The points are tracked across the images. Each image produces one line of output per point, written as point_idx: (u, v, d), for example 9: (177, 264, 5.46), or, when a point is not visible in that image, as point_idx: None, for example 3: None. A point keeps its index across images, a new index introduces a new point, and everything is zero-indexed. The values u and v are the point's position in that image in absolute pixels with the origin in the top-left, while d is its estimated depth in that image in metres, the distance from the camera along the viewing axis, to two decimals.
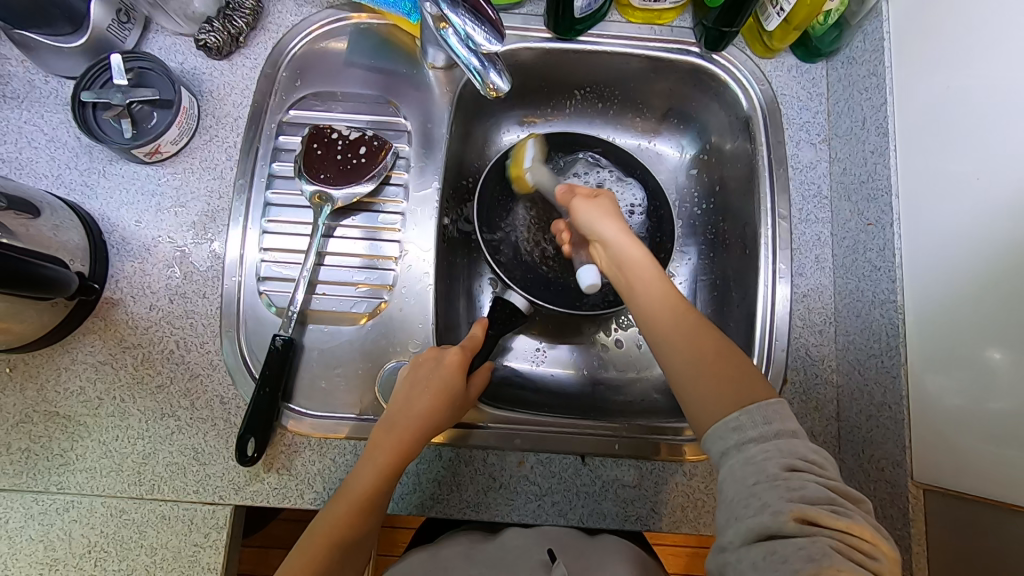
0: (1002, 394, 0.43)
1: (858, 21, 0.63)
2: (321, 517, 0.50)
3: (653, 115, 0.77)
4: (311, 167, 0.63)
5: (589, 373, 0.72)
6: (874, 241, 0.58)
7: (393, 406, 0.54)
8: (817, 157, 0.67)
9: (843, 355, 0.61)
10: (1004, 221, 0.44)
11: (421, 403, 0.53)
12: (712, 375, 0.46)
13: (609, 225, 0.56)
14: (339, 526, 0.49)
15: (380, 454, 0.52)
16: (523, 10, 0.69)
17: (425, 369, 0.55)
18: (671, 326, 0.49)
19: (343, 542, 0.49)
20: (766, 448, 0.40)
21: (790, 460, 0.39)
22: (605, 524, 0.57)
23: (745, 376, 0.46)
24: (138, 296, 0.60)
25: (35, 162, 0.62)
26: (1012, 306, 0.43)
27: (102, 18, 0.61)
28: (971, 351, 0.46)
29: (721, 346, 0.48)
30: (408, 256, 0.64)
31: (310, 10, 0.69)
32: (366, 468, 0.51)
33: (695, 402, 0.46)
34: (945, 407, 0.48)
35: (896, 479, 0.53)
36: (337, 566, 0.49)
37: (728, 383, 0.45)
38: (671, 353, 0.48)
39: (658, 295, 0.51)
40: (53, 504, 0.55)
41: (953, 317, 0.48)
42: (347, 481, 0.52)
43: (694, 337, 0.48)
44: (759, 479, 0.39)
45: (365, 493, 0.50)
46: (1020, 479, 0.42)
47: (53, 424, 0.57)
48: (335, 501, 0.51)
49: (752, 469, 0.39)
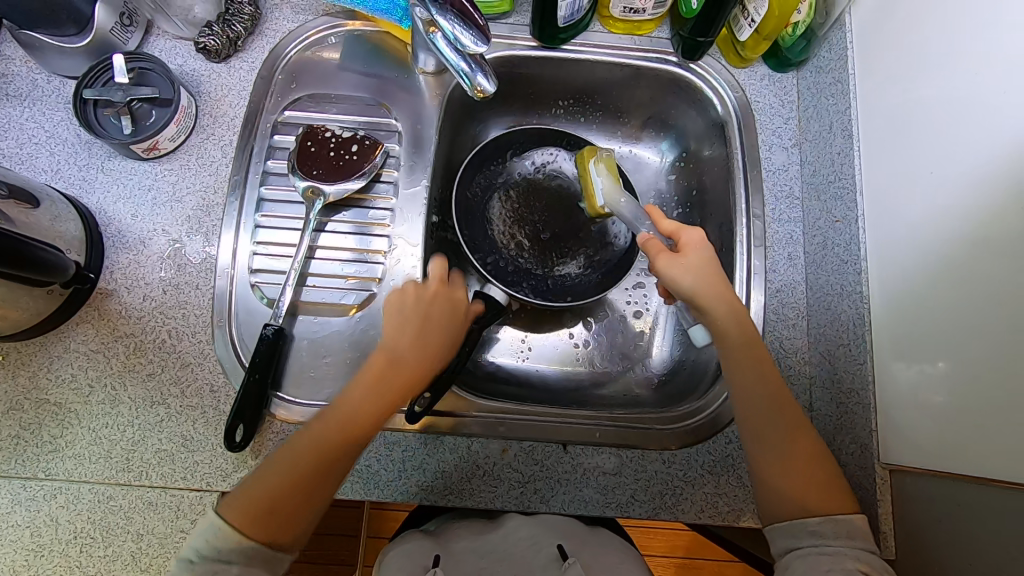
0: (975, 376, 0.44)
1: (825, 32, 0.67)
2: (308, 430, 0.51)
3: (634, 122, 0.81)
4: (304, 164, 0.65)
5: (572, 369, 0.74)
6: (842, 236, 0.61)
7: (392, 331, 0.58)
8: (788, 160, 0.71)
9: (815, 347, 0.63)
10: (964, 209, 0.47)
11: (432, 346, 0.58)
12: (800, 479, 0.49)
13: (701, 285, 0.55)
14: (336, 438, 0.50)
15: (380, 388, 0.53)
16: (510, 20, 0.72)
17: (440, 313, 0.60)
18: (772, 413, 0.51)
19: (337, 454, 0.50)
20: (844, 548, 0.45)
21: (864, 564, 0.44)
22: (585, 510, 0.59)
23: (834, 485, 0.49)
24: (132, 286, 0.62)
25: (36, 158, 0.64)
26: (976, 295, 0.45)
27: (106, 21, 0.63)
28: (945, 342, 0.48)
29: (815, 446, 0.50)
30: (396, 251, 0.67)
31: (307, 17, 0.72)
32: (364, 391, 0.53)
33: (771, 486, 0.50)
34: (926, 402, 0.49)
35: (864, 462, 0.55)
36: (309, 488, 0.49)
37: (820, 487, 0.48)
38: (758, 430, 0.52)
39: (764, 380, 0.52)
40: (41, 490, 0.56)
41: (927, 304, 0.50)
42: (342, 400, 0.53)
43: (793, 427, 0.51)
44: (834, 568, 0.44)
45: (357, 418, 0.52)
46: (979, 454, 0.44)
47: (44, 411, 0.58)
48: (328, 417, 0.51)
49: (828, 559, 0.45)
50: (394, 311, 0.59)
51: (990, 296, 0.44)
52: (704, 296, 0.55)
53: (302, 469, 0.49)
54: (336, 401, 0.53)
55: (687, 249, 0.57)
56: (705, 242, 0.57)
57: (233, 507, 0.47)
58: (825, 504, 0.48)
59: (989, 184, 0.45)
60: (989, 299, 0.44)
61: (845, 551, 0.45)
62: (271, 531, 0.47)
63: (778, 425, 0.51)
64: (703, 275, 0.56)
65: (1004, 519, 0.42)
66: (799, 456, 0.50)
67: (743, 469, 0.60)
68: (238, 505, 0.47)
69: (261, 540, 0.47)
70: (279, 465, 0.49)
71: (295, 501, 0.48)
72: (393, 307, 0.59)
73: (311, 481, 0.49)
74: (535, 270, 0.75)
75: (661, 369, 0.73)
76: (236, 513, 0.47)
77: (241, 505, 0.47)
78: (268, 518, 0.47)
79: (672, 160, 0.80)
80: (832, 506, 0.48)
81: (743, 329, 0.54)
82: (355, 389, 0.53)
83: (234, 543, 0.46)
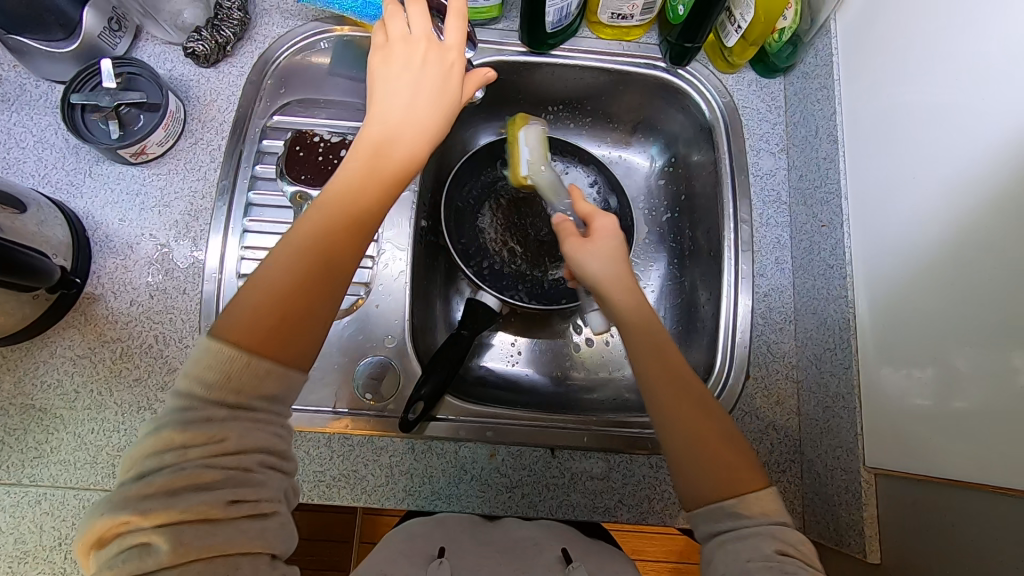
0: (962, 381, 0.44)
1: (811, 38, 0.68)
2: (301, 231, 0.45)
3: (624, 127, 0.81)
4: (293, 168, 0.65)
5: (562, 374, 0.73)
6: (828, 241, 0.61)
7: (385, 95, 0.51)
8: (776, 165, 0.71)
9: (802, 351, 0.64)
10: (950, 213, 0.47)
11: (428, 93, 0.51)
12: (705, 461, 0.46)
13: (604, 268, 0.56)
14: (335, 218, 0.46)
15: (373, 165, 0.48)
16: (499, 26, 0.72)
17: (436, 60, 0.51)
18: (670, 393, 0.49)
19: (348, 240, 0.46)
20: (759, 529, 0.42)
21: (782, 544, 0.41)
22: (573, 515, 0.59)
23: (744, 463, 0.46)
24: (119, 291, 0.62)
25: (23, 162, 0.64)
26: (960, 301, 0.45)
27: (94, 26, 0.64)
28: (932, 350, 0.47)
29: (722, 425, 0.48)
30: (385, 256, 0.67)
31: (296, 23, 0.71)
32: (366, 152, 0.49)
33: (688, 476, 0.46)
34: (914, 407, 0.48)
35: (850, 466, 0.55)
36: (315, 288, 0.43)
37: (734, 467, 0.45)
38: (668, 416, 0.48)
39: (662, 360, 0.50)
40: (25, 497, 0.55)
41: (914, 309, 0.50)
42: (347, 171, 0.48)
43: (703, 408, 0.48)
44: (752, 557, 0.41)
45: (350, 201, 0.47)
46: (959, 457, 0.44)
47: (29, 417, 0.57)
48: (329, 198, 0.47)
49: (746, 546, 0.41)
50: (384, 51, 0.51)
51: (976, 300, 0.44)
52: (610, 283, 0.55)
53: (311, 244, 0.44)
54: (334, 184, 0.48)
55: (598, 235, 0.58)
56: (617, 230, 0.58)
57: (224, 340, 0.40)
58: (741, 486, 0.44)
59: (974, 189, 0.45)
60: (974, 306, 0.44)
61: (761, 534, 0.42)
62: (279, 356, 0.41)
63: (687, 409, 0.48)
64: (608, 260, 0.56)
65: (983, 522, 0.42)
66: (710, 439, 0.47)
67: None
68: (228, 334, 0.40)
69: (272, 366, 0.40)
70: (273, 284, 0.43)
71: (312, 265, 0.44)
72: (385, 79, 0.51)
73: (321, 246, 0.44)
74: (527, 274, 0.75)
75: None
76: (230, 341, 0.40)
77: (235, 334, 0.41)
78: (275, 344, 0.41)
79: (661, 165, 0.81)
80: (747, 485, 0.45)
81: (644, 317, 0.53)
82: (359, 150, 0.49)
83: (224, 373, 0.39)
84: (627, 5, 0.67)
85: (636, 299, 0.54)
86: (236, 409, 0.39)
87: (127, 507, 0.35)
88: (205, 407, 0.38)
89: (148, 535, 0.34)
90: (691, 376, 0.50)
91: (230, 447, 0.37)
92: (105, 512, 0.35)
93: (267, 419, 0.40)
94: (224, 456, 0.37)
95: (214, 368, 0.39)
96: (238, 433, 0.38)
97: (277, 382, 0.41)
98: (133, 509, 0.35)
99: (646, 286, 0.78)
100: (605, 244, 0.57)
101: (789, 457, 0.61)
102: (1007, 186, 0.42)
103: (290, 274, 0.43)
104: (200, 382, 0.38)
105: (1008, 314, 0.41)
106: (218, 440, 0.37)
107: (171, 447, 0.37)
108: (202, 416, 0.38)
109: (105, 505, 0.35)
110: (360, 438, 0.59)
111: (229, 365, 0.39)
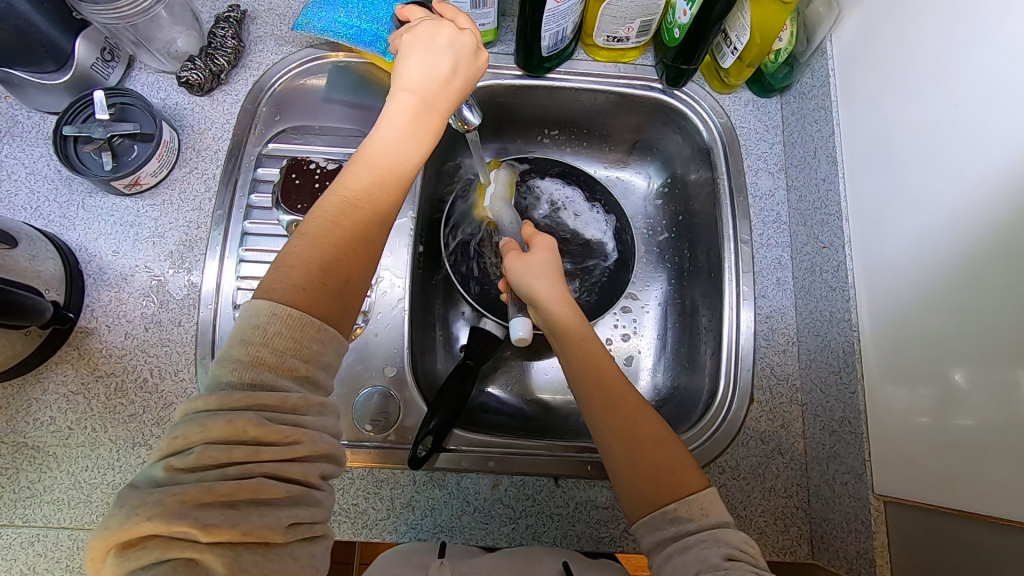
0: (966, 400, 0.44)
1: (807, 58, 0.68)
2: (336, 199, 0.45)
3: (621, 147, 0.81)
4: (288, 198, 0.64)
5: (562, 399, 0.72)
6: (829, 263, 0.61)
7: (414, 56, 0.49)
8: (775, 185, 0.71)
9: (806, 372, 0.63)
10: (954, 237, 0.46)
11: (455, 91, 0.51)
12: (643, 469, 0.47)
13: (544, 284, 0.59)
14: (376, 175, 0.47)
15: (407, 130, 0.49)
16: (495, 49, 0.72)
17: (466, 63, 0.51)
18: (607, 406, 0.50)
19: (380, 220, 0.46)
20: (703, 537, 0.42)
21: (731, 551, 0.41)
22: (578, 546, 0.57)
23: (682, 467, 0.47)
24: (113, 324, 0.61)
25: (15, 195, 0.63)
26: (967, 324, 0.44)
27: (86, 56, 0.63)
28: (936, 372, 0.47)
29: (659, 430, 0.49)
30: (383, 283, 0.66)
31: (290, 49, 0.71)
32: (404, 141, 0.49)
33: (628, 488, 0.47)
34: (917, 426, 0.48)
35: (859, 493, 0.54)
36: (362, 238, 0.45)
37: (668, 472, 0.46)
38: (603, 428, 0.50)
39: (596, 371, 0.53)
40: (18, 539, 0.54)
41: (917, 325, 0.49)
42: (376, 150, 0.48)
43: (639, 415, 0.50)
44: (701, 568, 0.40)
45: (391, 163, 0.48)
46: (966, 485, 0.43)
47: (21, 455, 0.56)
48: (368, 175, 0.46)
49: (693, 559, 0.41)
50: (425, 39, 0.49)
51: (982, 325, 0.43)
52: (546, 297, 0.58)
53: (352, 221, 0.44)
54: (364, 155, 0.47)
55: (537, 250, 0.62)
56: (553, 248, 0.63)
57: (279, 300, 0.40)
58: (674, 491, 0.45)
59: (978, 209, 0.44)
60: (980, 328, 0.43)
61: (706, 542, 0.42)
62: (327, 313, 0.41)
63: (623, 417, 0.49)
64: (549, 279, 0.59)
65: (990, 558, 0.41)
66: (644, 447, 0.48)
67: (737, 498, 0.59)
68: (283, 282, 0.40)
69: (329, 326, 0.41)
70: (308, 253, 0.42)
71: (357, 242, 0.44)
72: (420, 60, 0.49)
73: (362, 229, 0.45)
74: None
75: (653, 396, 0.72)
76: (286, 301, 0.40)
77: (291, 292, 0.40)
78: (328, 308, 0.41)
79: (658, 185, 0.81)
80: (683, 490, 0.45)
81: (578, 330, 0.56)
82: (385, 129, 0.48)
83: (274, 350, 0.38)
84: (622, 28, 0.67)
85: (573, 311, 0.58)
86: (309, 410, 0.37)
87: (184, 516, 0.31)
88: (282, 400, 0.36)
89: (204, 551, 0.31)
90: (625, 385, 0.52)
91: (301, 455, 0.36)
92: (152, 517, 0.31)
93: (332, 424, 0.39)
94: (293, 464, 0.35)
95: (281, 330, 0.38)
96: (312, 441, 0.36)
97: (334, 344, 0.41)
98: (172, 508, 0.31)
99: (645, 306, 0.77)
100: (544, 261, 0.61)
101: (796, 481, 0.61)
102: (1011, 213, 0.41)
103: (334, 243, 0.43)
104: (270, 352, 0.37)
105: (1010, 343, 0.40)
106: (293, 446, 0.35)
107: (241, 445, 0.33)
108: (279, 412, 0.36)
109: (151, 508, 0.31)
110: (361, 471, 0.58)
111: (294, 326, 0.39)
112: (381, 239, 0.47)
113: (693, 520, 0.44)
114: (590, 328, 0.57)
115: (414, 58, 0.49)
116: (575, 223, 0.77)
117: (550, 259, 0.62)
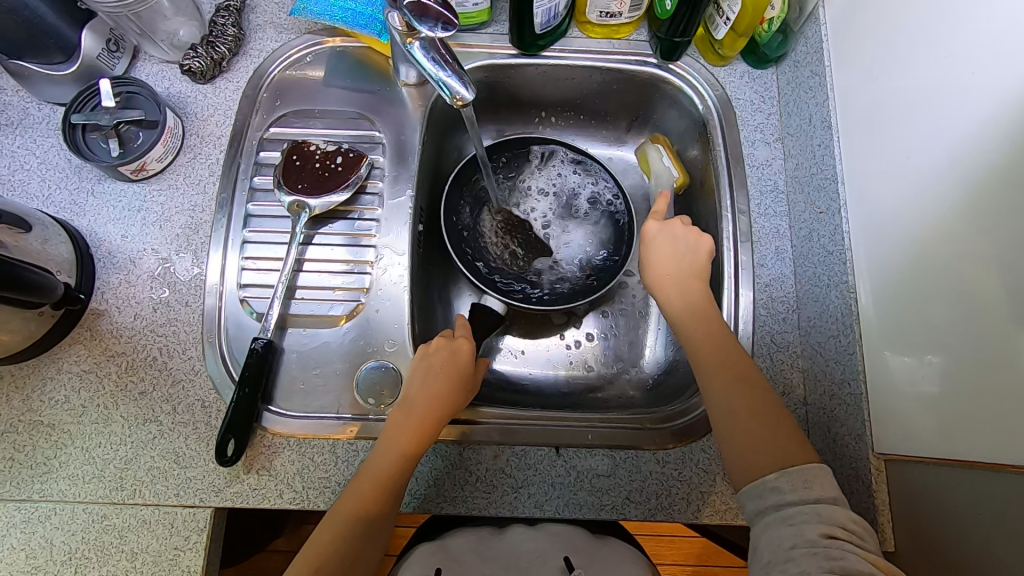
0: (972, 359, 0.42)
1: (800, 26, 0.68)
2: (335, 516, 0.51)
3: (619, 125, 0.82)
4: (290, 178, 0.66)
5: (565, 374, 0.73)
6: (827, 227, 0.61)
7: (421, 368, 0.58)
8: (772, 155, 0.71)
9: (806, 339, 0.63)
10: (943, 191, 0.46)
11: (438, 389, 0.56)
12: (755, 436, 0.48)
13: (662, 268, 0.59)
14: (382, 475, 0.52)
15: (404, 434, 0.54)
16: (489, 30, 0.73)
17: (444, 359, 0.58)
18: (718, 374, 0.52)
19: (377, 521, 0.51)
20: (805, 509, 0.43)
21: (829, 527, 0.42)
22: (581, 513, 0.58)
23: (785, 433, 0.49)
24: (123, 306, 0.63)
25: (27, 183, 0.65)
26: (971, 283, 0.43)
27: (92, 48, 0.65)
28: (943, 336, 0.45)
29: (761, 403, 0.50)
30: (384, 261, 0.67)
31: (289, 36, 0.73)
32: (389, 446, 0.53)
33: (740, 440, 0.49)
34: (923, 392, 0.47)
35: (858, 454, 0.54)
36: (359, 539, 0.50)
37: (769, 445, 0.48)
38: (720, 395, 0.51)
39: (710, 343, 0.54)
40: (35, 513, 0.55)
41: (920, 291, 0.48)
42: (380, 451, 0.53)
43: (740, 393, 0.51)
44: (796, 543, 0.42)
45: (391, 469, 0.52)
46: (971, 439, 0.42)
47: (37, 433, 0.58)
48: (373, 475, 0.52)
49: (792, 533, 0.42)
50: (426, 352, 0.59)
51: (981, 285, 0.42)
52: (658, 287, 0.59)
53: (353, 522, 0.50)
54: (372, 459, 0.53)
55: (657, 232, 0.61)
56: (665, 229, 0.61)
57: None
58: (773, 458, 0.47)
59: (972, 162, 0.43)
60: (988, 283, 0.41)
61: (805, 514, 0.43)
62: None
63: (735, 388, 0.51)
64: (660, 261, 0.60)
65: (1001, 509, 0.40)
66: (749, 414, 0.50)
67: None
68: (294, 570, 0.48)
69: None
70: (327, 539, 0.49)
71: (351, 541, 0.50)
72: (416, 373, 0.58)
73: (362, 526, 0.50)
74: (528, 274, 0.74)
75: (656, 370, 0.72)
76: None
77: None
78: None
79: None
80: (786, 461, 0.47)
81: (699, 308, 0.57)
82: (390, 433, 0.54)
83: None
84: (615, 3, 0.68)
85: (691, 288, 0.58)
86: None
87: None
88: None
89: None
90: (741, 358, 0.53)
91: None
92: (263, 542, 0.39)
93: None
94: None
95: None
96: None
97: None
98: None
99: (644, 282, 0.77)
100: (666, 245, 0.60)
101: None
102: (973, 256, 0.43)
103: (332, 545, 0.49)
104: None
105: (1012, 302, 0.39)
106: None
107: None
108: None
109: None
110: (365, 443, 0.59)
111: None
112: (371, 553, 0.51)
113: (772, 503, 0.45)
114: (706, 295, 0.58)
115: (416, 371, 0.58)
116: (557, 182, 0.78)
117: (670, 241, 0.60)
